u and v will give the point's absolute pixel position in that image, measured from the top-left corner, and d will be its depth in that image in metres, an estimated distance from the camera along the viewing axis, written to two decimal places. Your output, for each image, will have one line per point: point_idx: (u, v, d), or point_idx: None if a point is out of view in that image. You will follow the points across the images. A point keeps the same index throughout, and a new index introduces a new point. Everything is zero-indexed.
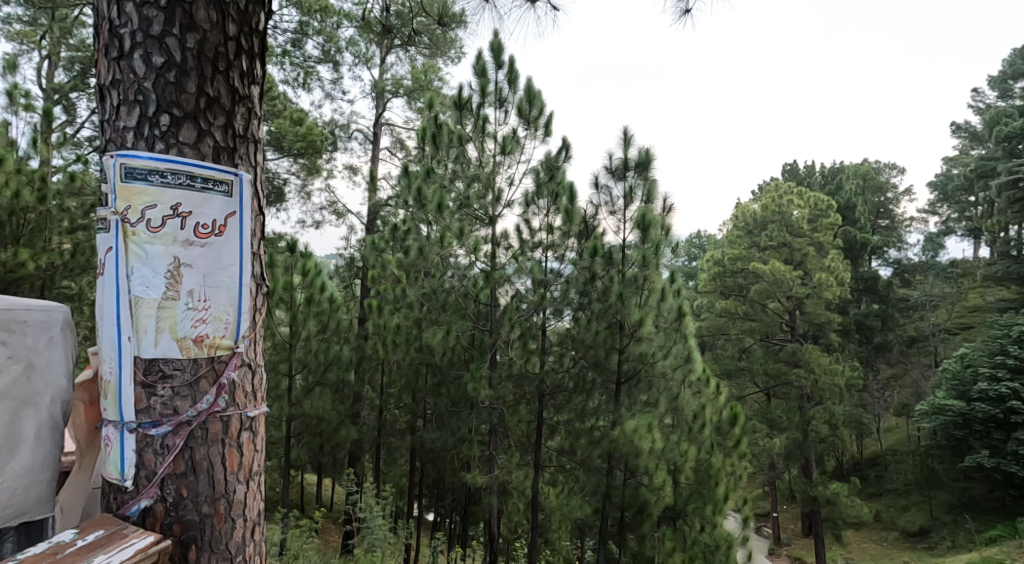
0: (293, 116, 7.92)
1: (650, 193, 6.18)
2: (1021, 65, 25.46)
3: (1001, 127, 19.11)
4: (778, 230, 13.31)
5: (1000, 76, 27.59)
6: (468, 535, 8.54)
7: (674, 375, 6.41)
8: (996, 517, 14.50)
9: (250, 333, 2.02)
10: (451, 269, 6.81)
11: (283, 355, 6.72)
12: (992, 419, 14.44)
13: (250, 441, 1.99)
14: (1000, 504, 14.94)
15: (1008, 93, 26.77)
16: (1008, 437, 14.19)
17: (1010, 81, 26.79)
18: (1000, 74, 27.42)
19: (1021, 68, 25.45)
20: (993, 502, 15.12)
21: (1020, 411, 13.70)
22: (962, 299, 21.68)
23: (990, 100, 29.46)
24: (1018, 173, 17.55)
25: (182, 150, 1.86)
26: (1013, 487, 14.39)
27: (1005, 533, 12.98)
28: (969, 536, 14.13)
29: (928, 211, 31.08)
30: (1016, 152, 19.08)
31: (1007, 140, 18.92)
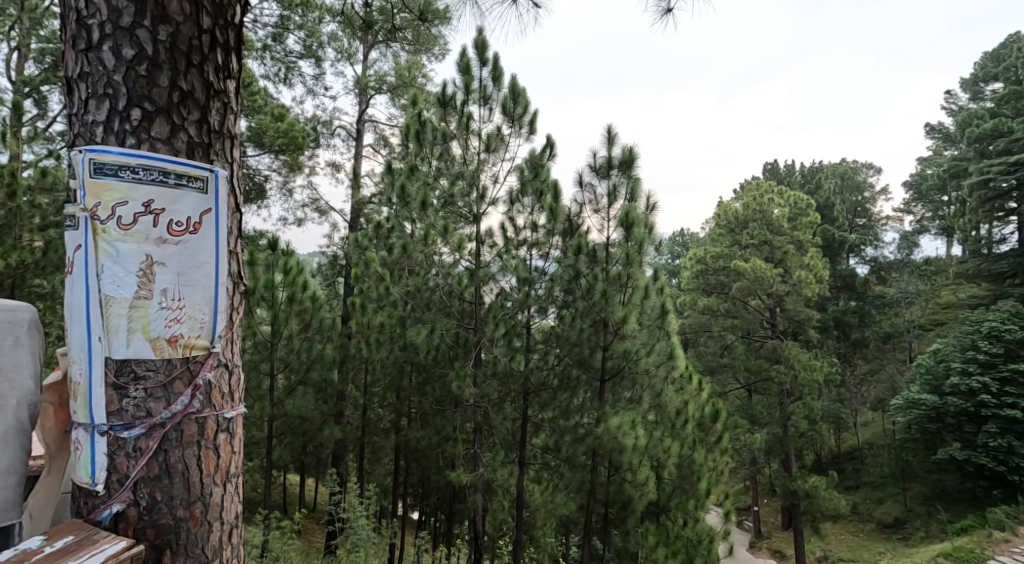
0: (274, 112, 7.75)
1: (634, 191, 6.22)
2: (990, 68, 25.95)
3: (972, 128, 19.41)
4: (758, 229, 13.40)
5: (972, 78, 28.12)
6: (451, 535, 8.38)
7: (657, 372, 6.47)
8: (967, 507, 14.73)
9: (227, 333, 1.99)
10: (435, 267, 6.70)
11: (264, 354, 6.62)
12: (964, 412, 14.70)
13: (227, 443, 1.95)
14: (971, 495, 15.14)
15: (979, 95, 27.25)
16: (979, 430, 14.46)
17: (981, 83, 27.29)
18: (972, 75, 27.95)
19: (990, 72, 25.95)
20: (964, 493, 15.36)
21: (989, 405, 13.98)
22: (935, 296, 22.07)
23: (962, 102, 29.97)
24: (988, 173, 17.80)
25: (155, 146, 1.82)
26: (983, 478, 14.64)
27: (975, 523, 13.23)
28: (942, 526, 14.36)
29: (903, 210, 31.58)
30: (986, 153, 19.40)
31: (977, 140, 19.13)
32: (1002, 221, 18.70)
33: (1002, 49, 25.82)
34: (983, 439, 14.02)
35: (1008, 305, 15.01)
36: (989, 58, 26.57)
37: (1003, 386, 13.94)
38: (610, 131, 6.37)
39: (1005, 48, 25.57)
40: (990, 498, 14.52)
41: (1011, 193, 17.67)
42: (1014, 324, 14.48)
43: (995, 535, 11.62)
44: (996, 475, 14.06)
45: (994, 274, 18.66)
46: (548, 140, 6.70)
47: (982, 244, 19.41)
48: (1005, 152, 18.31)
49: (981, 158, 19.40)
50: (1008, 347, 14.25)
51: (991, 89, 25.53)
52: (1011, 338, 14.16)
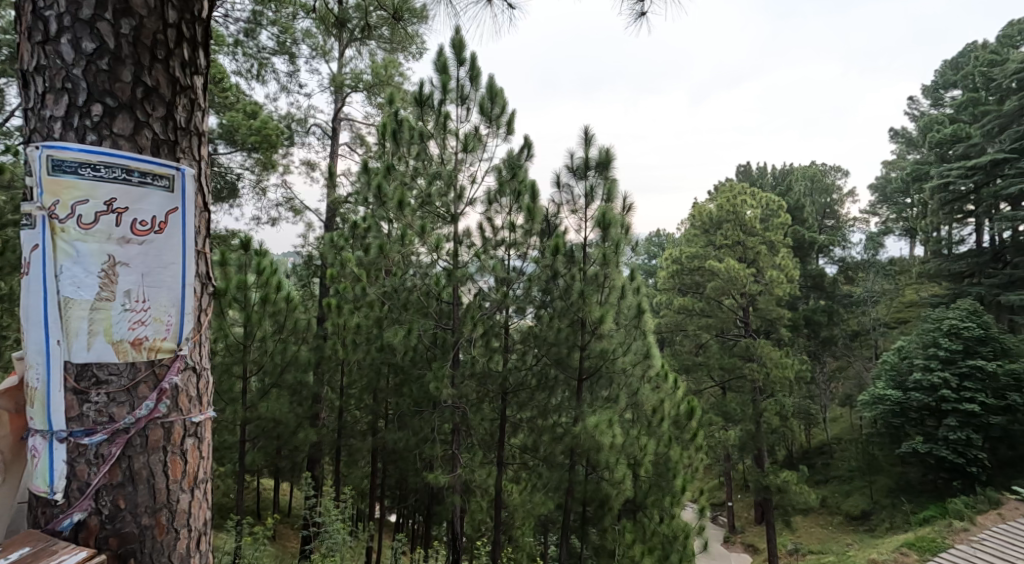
0: (247, 109, 7.62)
1: (610, 192, 6.27)
2: (951, 75, 26.68)
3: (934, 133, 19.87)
4: (732, 230, 13.55)
5: (933, 85, 28.87)
6: (429, 536, 8.33)
7: (634, 371, 6.60)
8: (930, 498, 15.07)
9: (194, 335, 1.94)
10: (412, 267, 6.64)
11: (237, 357, 6.48)
12: (926, 407, 15.02)
13: (194, 448, 1.91)
14: (933, 486, 15.48)
15: (940, 102, 27.97)
16: (940, 424, 14.81)
17: (942, 90, 28.05)
18: (933, 82, 28.70)
19: (951, 78, 26.69)
20: (926, 485, 15.70)
21: (950, 400, 14.37)
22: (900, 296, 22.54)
23: (924, 108, 30.73)
24: (948, 177, 18.31)
25: (116, 142, 1.76)
26: (944, 470, 15.02)
27: (937, 513, 13.58)
28: (907, 517, 14.65)
29: (869, 212, 32.20)
30: (946, 158, 19.94)
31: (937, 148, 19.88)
32: (961, 223, 19.23)
33: (961, 58, 26.59)
34: (943, 433, 14.36)
35: (967, 303, 15.30)
36: (949, 65, 27.32)
37: (962, 382, 14.34)
38: (587, 131, 6.39)
39: (964, 56, 26.32)
40: (951, 489, 14.89)
41: (970, 196, 18.07)
42: (973, 322, 14.80)
43: (954, 524, 12.14)
44: (956, 467, 14.43)
45: (954, 274, 18.99)
46: (526, 141, 6.69)
47: (943, 245, 19.89)
48: (963, 156, 18.86)
49: (942, 163, 19.91)
50: (966, 344, 14.61)
51: (951, 95, 26.27)
52: (969, 335, 14.52)
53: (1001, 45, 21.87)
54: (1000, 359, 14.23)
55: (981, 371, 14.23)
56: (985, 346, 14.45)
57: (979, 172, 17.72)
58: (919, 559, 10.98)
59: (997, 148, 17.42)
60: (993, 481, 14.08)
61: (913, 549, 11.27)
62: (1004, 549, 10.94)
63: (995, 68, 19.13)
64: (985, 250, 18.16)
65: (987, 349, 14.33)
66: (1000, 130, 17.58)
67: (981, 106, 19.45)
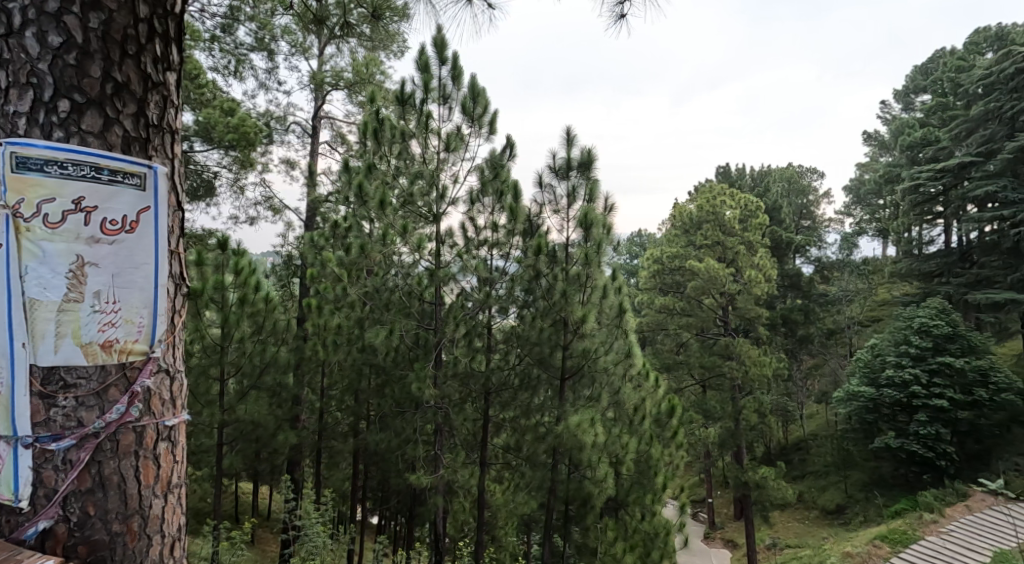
0: (224, 106, 7.50)
1: (592, 192, 6.28)
2: (921, 80, 27.28)
3: (906, 137, 20.51)
4: (711, 230, 13.66)
5: (904, 89, 29.42)
6: (411, 537, 8.27)
7: (616, 370, 6.62)
8: (902, 492, 15.31)
9: (166, 337, 1.93)
10: (395, 267, 6.60)
11: (214, 359, 6.37)
12: (898, 403, 15.19)
13: (167, 451, 1.92)
14: (904, 480, 15.73)
15: (910, 106, 28.49)
16: (910, 419, 15.06)
17: (912, 95, 28.68)
18: (904, 87, 29.26)
19: (921, 83, 27.29)
20: (898, 479, 15.94)
21: (920, 396, 14.63)
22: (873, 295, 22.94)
23: (895, 113, 31.30)
24: (918, 179, 18.38)
25: (85, 139, 1.73)
26: (915, 465, 15.22)
27: (908, 506, 13.81)
28: (879, 510, 14.88)
29: (843, 213, 32.72)
30: (916, 160, 20.40)
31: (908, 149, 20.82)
32: (930, 224, 19.63)
33: (930, 63, 27.15)
34: (914, 428, 14.57)
35: (937, 301, 15.61)
36: (919, 70, 27.86)
37: (932, 378, 14.62)
38: (569, 131, 6.39)
39: (933, 62, 26.88)
40: (921, 482, 15.17)
41: (938, 198, 18.18)
42: (942, 320, 15.12)
43: (924, 517, 12.40)
44: (926, 461, 14.70)
45: (924, 274, 19.16)
46: (508, 140, 6.68)
47: (914, 246, 20.25)
48: (932, 159, 19.27)
49: (913, 165, 20.44)
50: (936, 341, 14.91)
51: (922, 100, 26.86)
52: (938, 333, 14.82)
53: (967, 52, 22.39)
54: (968, 356, 14.58)
55: (949, 368, 14.54)
56: (954, 344, 14.78)
57: (947, 175, 17.88)
58: (891, 551, 11.17)
59: (964, 151, 17.82)
60: (961, 474, 14.39)
61: (885, 541, 11.47)
62: (971, 541, 11.20)
63: (962, 74, 19.58)
64: (953, 250, 18.46)
65: (955, 346, 14.67)
66: (967, 134, 17.99)
67: (950, 110, 19.95)
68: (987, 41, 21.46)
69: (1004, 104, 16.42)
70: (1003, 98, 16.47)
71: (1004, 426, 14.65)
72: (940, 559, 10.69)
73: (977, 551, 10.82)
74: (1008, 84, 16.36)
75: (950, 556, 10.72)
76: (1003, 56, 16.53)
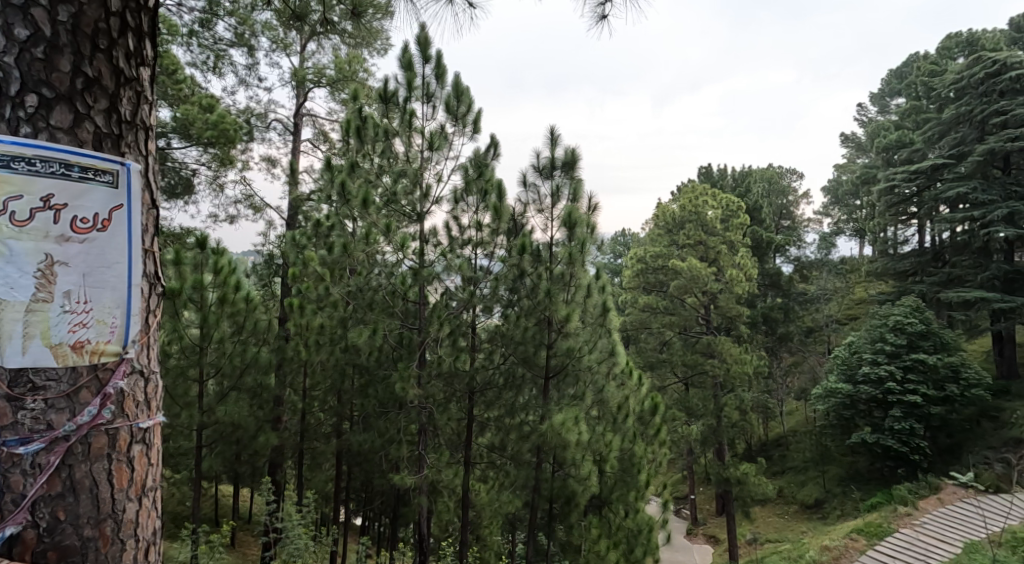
0: (203, 103, 7.36)
1: (576, 192, 6.32)
2: (897, 83, 27.73)
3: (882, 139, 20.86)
4: (693, 230, 13.72)
5: (880, 92, 29.90)
6: (395, 537, 8.20)
7: (599, 368, 6.68)
8: (878, 486, 15.52)
9: (141, 338, 1.90)
10: (377, 266, 6.49)
11: (193, 359, 6.29)
12: (873, 399, 15.37)
13: (142, 454, 1.89)
14: (880, 474, 15.94)
15: (886, 110, 28.93)
16: (886, 415, 15.16)
17: (887, 98, 29.13)
18: (880, 90, 29.70)
19: (897, 86, 27.73)
20: (874, 473, 16.14)
21: (895, 392, 14.80)
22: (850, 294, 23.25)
23: (871, 115, 31.80)
24: (893, 180, 18.52)
25: (54, 135, 1.71)
26: (890, 459, 15.49)
27: (884, 500, 14.01)
28: (856, 504, 15.07)
29: (821, 213, 33.11)
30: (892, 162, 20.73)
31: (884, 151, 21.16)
32: (905, 224, 19.95)
33: (905, 67, 27.62)
34: (889, 423, 14.73)
35: (911, 299, 15.88)
36: (894, 74, 28.32)
37: (906, 374, 14.84)
38: (553, 131, 6.41)
39: (907, 66, 27.34)
40: (896, 476, 15.41)
41: (913, 199, 18.32)
42: (916, 318, 15.39)
43: (898, 509, 12.59)
44: (901, 456, 14.93)
45: (899, 273, 19.24)
46: (492, 140, 6.67)
47: (889, 246, 20.56)
48: (907, 161, 19.63)
49: (888, 167, 20.78)
50: (909, 339, 15.19)
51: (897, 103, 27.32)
52: (912, 331, 15.07)
53: (939, 57, 22.83)
54: (940, 353, 14.86)
55: (923, 364, 14.82)
56: (926, 341, 15.05)
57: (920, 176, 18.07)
58: (867, 544, 11.30)
59: (937, 154, 18.15)
60: (933, 467, 14.65)
61: (862, 534, 11.58)
62: (943, 534, 11.42)
63: (935, 78, 19.96)
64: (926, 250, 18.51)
65: (928, 343, 14.93)
66: (939, 136, 18.32)
67: (923, 114, 20.31)
68: (958, 46, 21.88)
69: (974, 108, 16.75)
70: (974, 102, 16.81)
71: (974, 420, 14.95)
72: (912, 552, 10.87)
73: (948, 543, 11.03)
74: (978, 89, 16.73)
75: (923, 549, 10.91)
76: (974, 61, 16.88)
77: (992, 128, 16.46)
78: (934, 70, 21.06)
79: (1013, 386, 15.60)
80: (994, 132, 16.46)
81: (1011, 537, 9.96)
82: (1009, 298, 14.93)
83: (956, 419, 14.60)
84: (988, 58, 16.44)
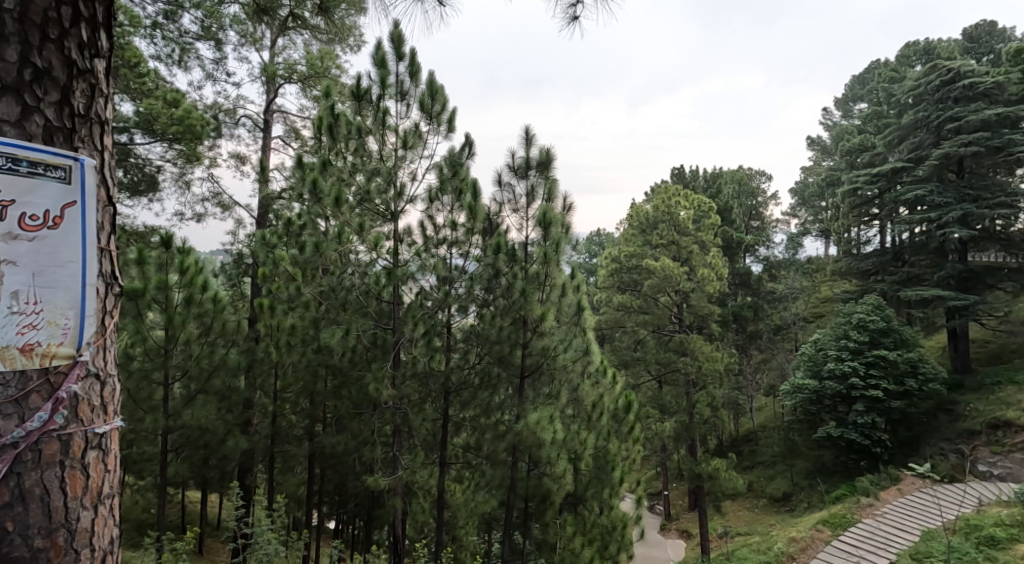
0: (168, 97, 7.17)
1: (551, 192, 6.32)
2: (860, 89, 28.37)
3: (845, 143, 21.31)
4: (666, 230, 13.77)
5: (844, 97, 30.55)
6: (369, 540, 8.14)
7: (574, 368, 6.68)
8: (843, 478, 15.82)
9: (96, 341, 1.99)
10: (351, 266, 6.40)
11: (158, 362, 6.14)
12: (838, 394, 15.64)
13: (98, 460, 1.99)
14: (845, 467, 16.25)
15: (849, 113, 29.53)
16: (850, 409, 15.42)
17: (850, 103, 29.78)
18: (844, 95, 30.32)
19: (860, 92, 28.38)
20: (840, 466, 16.44)
21: (858, 387, 15.10)
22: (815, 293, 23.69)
23: (835, 120, 32.47)
24: (856, 183, 18.98)
25: (3, 128, 1.80)
26: (853, 452, 15.78)
27: (848, 491, 14.29)
28: (822, 496, 15.34)
29: (788, 215, 33.65)
30: (855, 165, 21.23)
31: (848, 154, 21.59)
32: (867, 225, 20.36)
33: (867, 74, 28.29)
34: (852, 417, 14.99)
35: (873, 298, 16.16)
36: (857, 79, 28.94)
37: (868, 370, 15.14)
38: (527, 131, 6.39)
39: (870, 72, 27.95)
40: (860, 468, 15.73)
41: (874, 201, 18.72)
42: (878, 315, 15.70)
43: (861, 500, 12.84)
44: (864, 449, 15.18)
45: (862, 272, 19.62)
46: (467, 139, 6.63)
47: (852, 245, 20.97)
48: (869, 164, 20.10)
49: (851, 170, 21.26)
50: (872, 336, 15.53)
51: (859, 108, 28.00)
52: (874, 328, 15.42)
53: (899, 64, 23.39)
54: (900, 349, 15.27)
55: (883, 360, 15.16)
56: (887, 338, 15.43)
57: (882, 179, 18.46)
58: (832, 534, 11.51)
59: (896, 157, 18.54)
60: (894, 459, 15.01)
61: (827, 526, 11.82)
62: (902, 522, 11.70)
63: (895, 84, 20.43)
64: (887, 249, 18.92)
65: (888, 340, 15.33)
66: (899, 141, 18.60)
67: (884, 119, 20.76)
68: (916, 54, 22.51)
69: (930, 114, 17.11)
70: (930, 109, 17.17)
71: (931, 413, 15.34)
72: (873, 541, 11.08)
73: (907, 531, 11.30)
74: (933, 96, 17.14)
75: (883, 538, 11.14)
76: (930, 69, 17.31)
77: (947, 133, 16.85)
78: (895, 76, 21.57)
79: (967, 380, 15.90)
80: (949, 137, 16.84)
81: (963, 524, 10.26)
82: (963, 297, 15.34)
83: (915, 412, 14.98)
84: (943, 65, 16.86)
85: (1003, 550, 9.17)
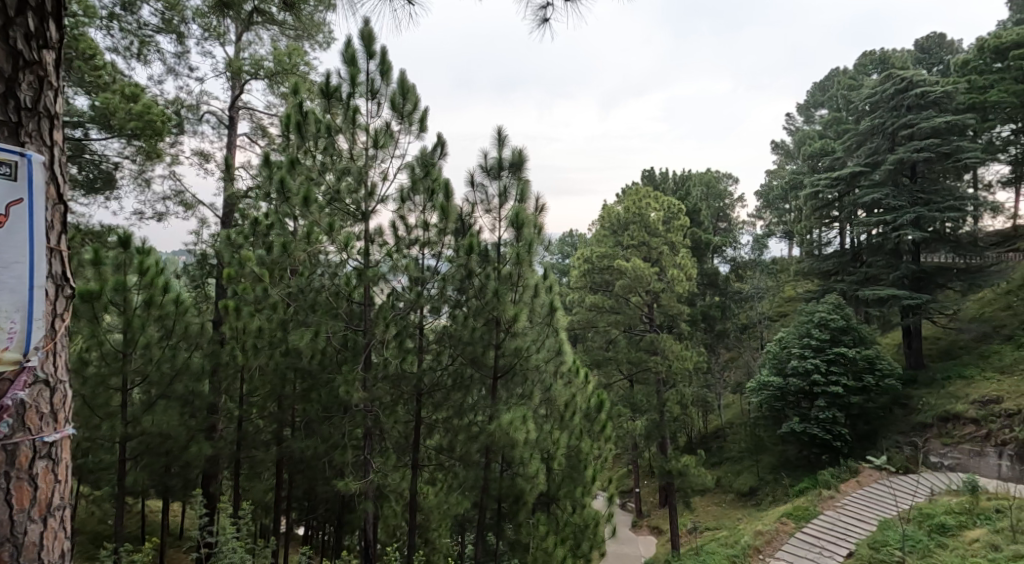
0: (126, 91, 6.97)
1: (523, 192, 6.29)
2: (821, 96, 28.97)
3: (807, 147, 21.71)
4: (636, 231, 13.79)
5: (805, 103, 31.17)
6: (339, 545, 8.02)
7: (546, 368, 6.66)
8: (805, 472, 16.11)
9: (43, 348, 2.39)
10: (321, 267, 6.33)
11: (115, 366, 6.00)
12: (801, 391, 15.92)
13: (46, 469, 2.41)
14: (807, 462, 16.58)
15: (811, 119, 30.12)
16: (812, 405, 15.71)
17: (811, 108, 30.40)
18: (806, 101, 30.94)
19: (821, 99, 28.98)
20: (803, 460, 16.76)
21: (820, 383, 15.41)
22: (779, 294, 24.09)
23: (798, 125, 33.10)
24: (818, 186, 19.40)
25: None
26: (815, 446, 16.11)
27: (811, 485, 14.57)
28: (787, 490, 15.60)
29: (754, 217, 34.15)
30: (817, 168, 21.65)
31: (810, 158, 22.02)
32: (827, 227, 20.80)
33: (827, 81, 28.93)
34: (815, 413, 15.29)
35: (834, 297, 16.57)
36: (818, 86, 29.56)
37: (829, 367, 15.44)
38: (499, 132, 6.37)
39: (830, 79, 28.58)
40: (821, 462, 16.04)
41: (835, 204, 19.15)
42: (837, 315, 16.07)
43: (822, 493, 13.04)
44: (825, 444, 15.50)
45: (822, 272, 20.00)
46: (439, 139, 6.59)
47: (815, 246, 21.38)
48: (829, 168, 20.53)
49: (814, 174, 21.68)
50: (833, 334, 15.87)
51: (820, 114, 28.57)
52: (835, 326, 15.76)
53: (856, 73, 23.99)
54: (858, 346, 15.69)
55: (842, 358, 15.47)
56: (846, 336, 15.82)
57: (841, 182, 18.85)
58: (795, 526, 11.67)
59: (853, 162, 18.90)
60: (852, 453, 15.28)
61: (791, 518, 11.98)
62: (861, 513, 11.97)
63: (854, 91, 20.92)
64: (846, 250, 19.32)
65: (848, 337, 15.70)
66: (857, 146, 18.99)
67: (844, 125, 21.24)
68: (873, 63, 23.10)
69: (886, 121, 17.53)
70: (886, 115, 17.54)
71: (887, 408, 15.70)
72: (834, 531, 11.28)
73: (865, 521, 11.56)
74: (888, 103, 17.55)
75: (842, 529, 11.36)
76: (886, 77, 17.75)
77: (901, 139, 17.19)
78: (853, 84, 22.13)
79: (920, 375, 16.27)
80: (902, 144, 17.17)
81: (917, 513, 10.55)
82: (917, 297, 15.71)
83: (872, 406, 15.37)
84: (897, 75, 17.32)
85: (953, 537, 9.45)
